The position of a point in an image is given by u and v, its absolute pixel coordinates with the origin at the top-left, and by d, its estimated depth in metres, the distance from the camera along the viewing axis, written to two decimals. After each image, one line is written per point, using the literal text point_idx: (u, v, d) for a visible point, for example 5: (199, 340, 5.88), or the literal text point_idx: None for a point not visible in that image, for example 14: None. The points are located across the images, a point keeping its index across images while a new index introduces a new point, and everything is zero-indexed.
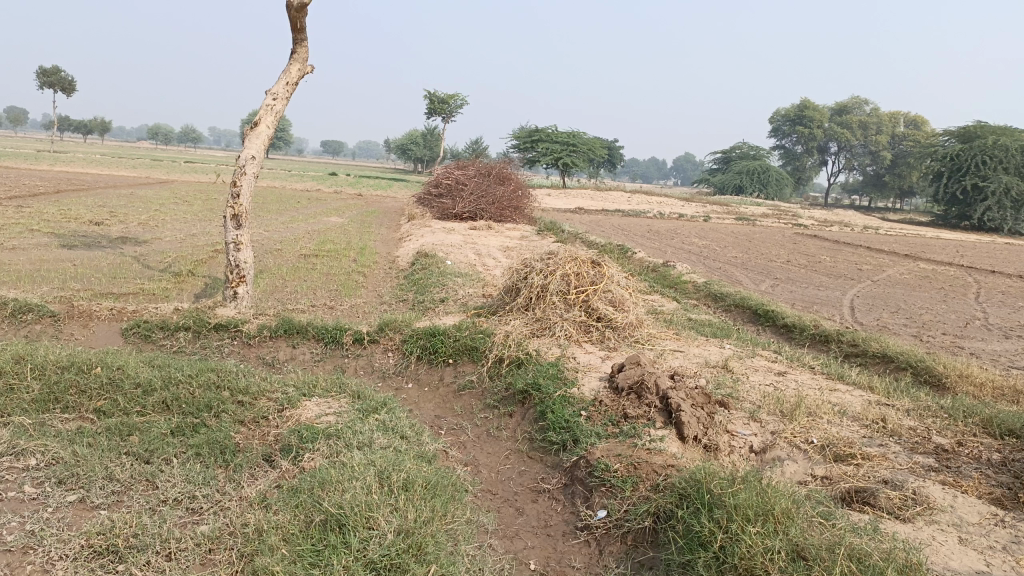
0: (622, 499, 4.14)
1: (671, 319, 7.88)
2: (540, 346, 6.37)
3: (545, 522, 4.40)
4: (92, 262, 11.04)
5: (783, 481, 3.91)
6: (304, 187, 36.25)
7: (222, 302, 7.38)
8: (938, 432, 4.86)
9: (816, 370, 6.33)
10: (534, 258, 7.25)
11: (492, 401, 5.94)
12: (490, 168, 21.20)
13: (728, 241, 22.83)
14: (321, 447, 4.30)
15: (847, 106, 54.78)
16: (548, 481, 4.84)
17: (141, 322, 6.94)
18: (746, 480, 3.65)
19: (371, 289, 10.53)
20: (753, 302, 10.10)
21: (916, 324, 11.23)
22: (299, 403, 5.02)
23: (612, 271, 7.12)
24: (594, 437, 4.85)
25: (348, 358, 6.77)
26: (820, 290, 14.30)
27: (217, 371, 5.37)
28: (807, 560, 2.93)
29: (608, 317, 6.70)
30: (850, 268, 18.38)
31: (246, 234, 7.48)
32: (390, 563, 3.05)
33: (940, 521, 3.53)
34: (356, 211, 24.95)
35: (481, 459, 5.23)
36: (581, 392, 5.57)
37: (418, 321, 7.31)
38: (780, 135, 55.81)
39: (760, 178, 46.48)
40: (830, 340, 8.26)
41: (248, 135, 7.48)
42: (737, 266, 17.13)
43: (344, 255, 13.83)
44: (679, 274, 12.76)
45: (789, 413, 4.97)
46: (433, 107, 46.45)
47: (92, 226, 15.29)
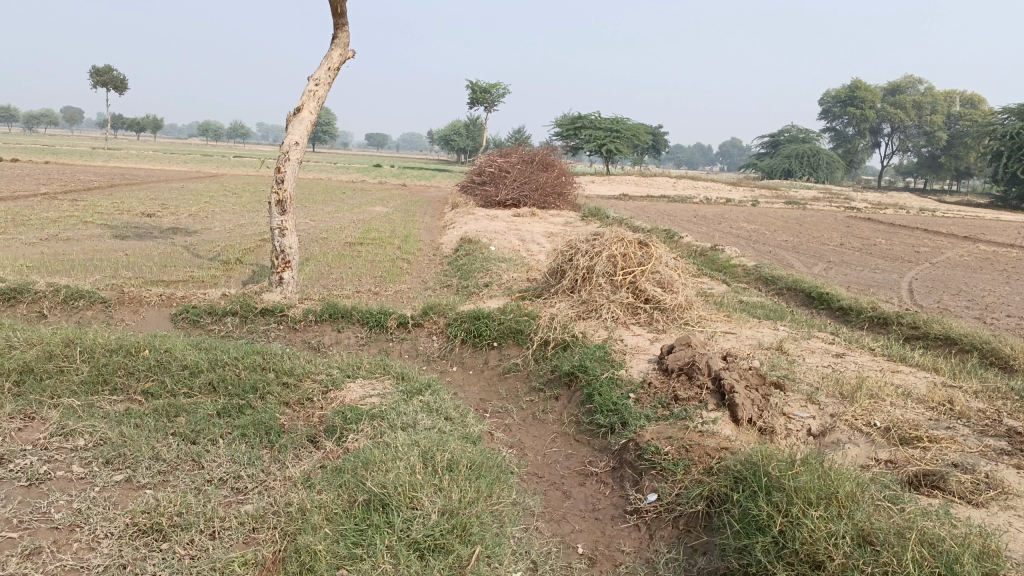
0: (674, 482, 3.99)
1: (721, 301, 7.65)
2: (586, 328, 6.23)
3: (594, 507, 4.28)
4: (145, 252, 11.25)
5: (844, 463, 3.71)
6: (350, 178, 36.57)
7: (268, 287, 7.41)
8: (1010, 414, 4.58)
9: (876, 351, 6.06)
10: (579, 240, 7.09)
11: (538, 384, 5.83)
12: (534, 155, 21.02)
13: (778, 226, 22.29)
14: (365, 428, 4.24)
15: (902, 86, 53.01)
16: (596, 464, 4.72)
17: (190, 307, 7.01)
18: (806, 462, 3.47)
19: (415, 275, 10.50)
20: (806, 284, 9.79)
21: (979, 306, 10.75)
22: (343, 385, 4.98)
23: (660, 252, 6.92)
24: (643, 419, 4.70)
25: (393, 342, 6.74)
26: (875, 273, 13.82)
27: (262, 354, 5.37)
28: (875, 544, 2.74)
29: (657, 298, 6.51)
30: (906, 250, 17.75)
31: (291, 219, 7.48)
32: (433, 544, 2.96)
33: (1017, 506, 3.31)
34: (401, 201, 25.05)
35: (528, 443, 5.13)
36: (629, 374, 5.42)
37: (462, 305, 7.24)
38: (831, 118, 54.33)
39: (811, 162, 45.35)
40: (888, 322, 7.94)
41: (292, 120, 7.48)
42: (788, 250, 16.68)
43: (389, 243, 13.86)
44: (729, 257, 12.46)
45: (850, 395, 4.73)
46: (478, 98, 46.35)
47: (144, 218, 15.61)
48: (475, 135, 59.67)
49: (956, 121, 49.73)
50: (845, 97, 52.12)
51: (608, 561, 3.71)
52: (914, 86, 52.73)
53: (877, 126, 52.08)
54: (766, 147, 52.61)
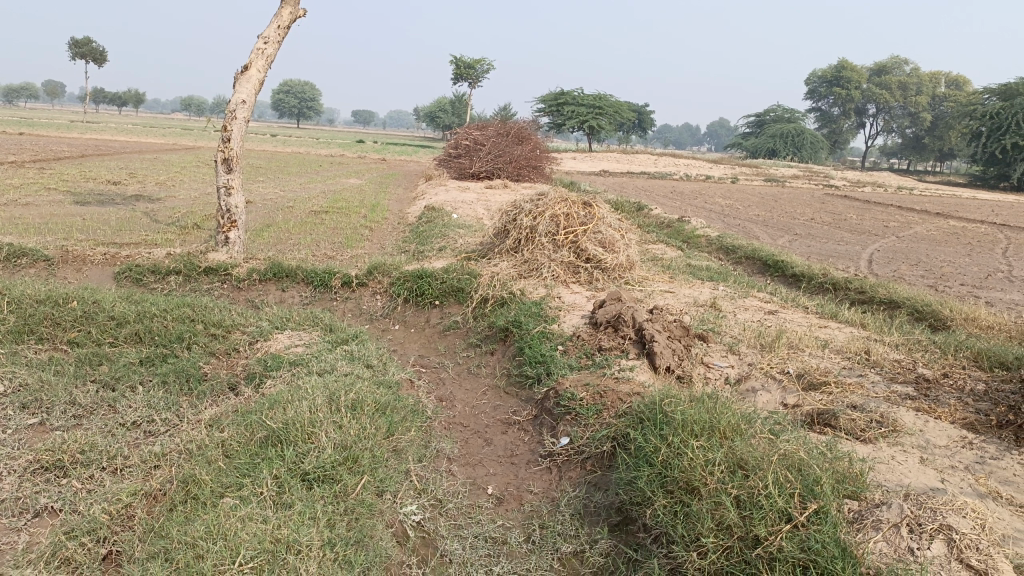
0: (585, 426, 4.06)
1: (669, 264, 7.69)
2: (526, 286, 6.27)
3: (512, 452, 4.33)
4: (103, 217, 11.17)
5: (746, 406, 3.80)
6: (329, 152, 36.29)
7: (214, 247, 7.40)
8: (923, 364, 4.68)
9: (811, 310, 6.13)
10: (524, 200, 7.13)
11: (475, 339, 5.87)
12: (508, 128, 20.78)
13: (753, 202, 22.31)
14: (283, 374, 4.28)
15: (886, 65, 52.86)
16: (520, 414, 4.78)
17: (133, 265, 6.99)
18: (703, 401, 3.54)
19: (374, 241, 10.46)
20: (763, 252, 9.82)
21: (936, 276, 10.83)
22: (270, 336, 5.02)
23: (603, 213, 6.98)
24: (566, 369, 4.77)
25: (336, 301, 6.74)
26: (840, 245, 13.88)
27: (193, 307, 5.38)
28: (746, 471, 2.82)
29: (598, 257, 6.58)
30: (876, 225, 17.82)
31: (237, 178, 7.47)
32: (323, 474, 3.02)
33: (904, 443, 3.41)
34: (377, 174, 24.91)
35: (458, 394, 5.18)
36: (560, 328, 5.48)
37: (408, 265, 7.25)
38: (816, 97, 54.16)
39: (794, 141, 45.38)
40: (836, 288, 8.01)
41: (239, 78, 7.42)
42: (758, 223, 16.72)
43: (355, 211, 13.80)
44: (694, 227, 12.47)
45: (769, 346, 4.83)
46: (459, 72, 45.87)
47: (109, 186, 15.47)
48: (459, 111, 59.06)
49: (939, 102, 49.85)
50: (830, 76, 51.95)
51: (515, 500, 3.77)
52: (899, 65, 52.59)
53: (861, 106, 51.99)
54: (749, 126, 52.49)
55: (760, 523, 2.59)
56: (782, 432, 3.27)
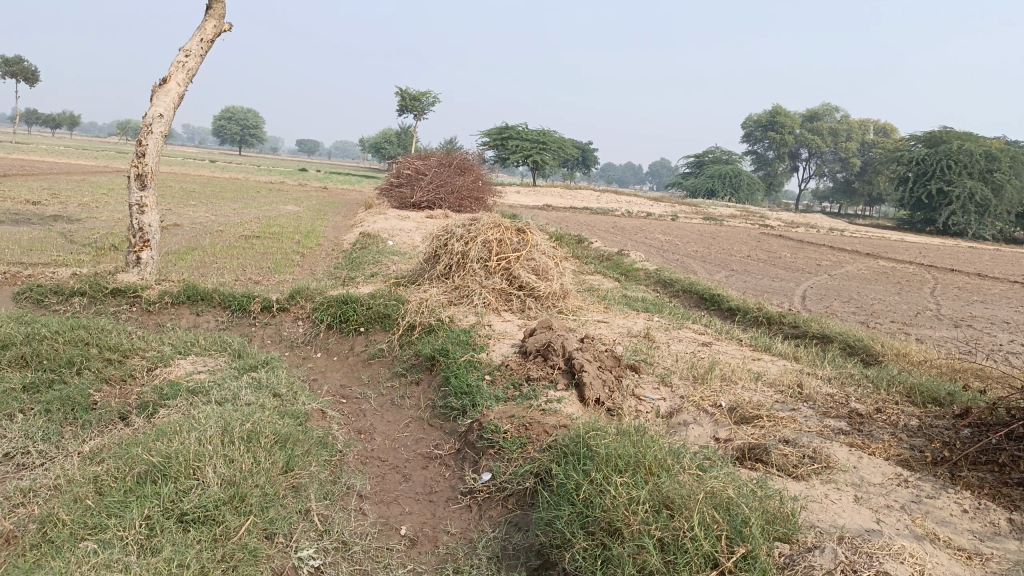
0: (508, 461, 3.80)
1: (604, 295, 7.55)
2: (456, 313, 6.02)
3: (430, 490, 4.03)
4: (13, 236, 10.52)
5: (676, 440, 3.60)
6: (269, 180, 35.57)
7: (124, 268, 6.96)
8: (857, 399, 4.58)
9: (745, 342, 6.03)
10: (456, 225, 6.92)
11: (400, 368, 5.56)
12: (451, 159, 20.53)
13: (692, 238, 22.55)
14: (179, 403, 3.92)
15: (819, 112, 54.83)
16: (441, 447, 4.48)
17: (34, 285, 6.49)
18: (631, 435, 3.33)
19: (304, 267, 10.07)
20: (700, 286, 9.78)
21: (866, 313, 10.98)
22: (171, 362, 4.65)
23: (537, 240, 6.82)
24: (492, 399, 4.51)
25: (255, 327, 6.35)
26: (775, 281, 14.03)
27: (89, 329, 4.97)
28: (672, 510, 2.61)
29: (531, 285, 6.38)
30: (810, 263, 18.16)
31: (152, 195, 7.10)
32: (203, 515, 2.69)
33: (838, 480, 3.25)
34: (316, 201, 24.45)
35: (378, 426, 4.85)
36: (488, 357, 5.23)
37: (334, 291, 6.92)
38: (753, 140, 55.72)
39: (732, 182, 46.47)
40: (771, 322, 7.97)
41: (156, 92, 7.14)
42: (696, 259, 16.84)
43: (288, 237, 13.36)
44: (632, 260, 12.42)
45: (702, 378, 4.67)
46: (405, 104, 45.71)
47: (26, 206, 14.71)
48: (404, 144, 58.87)
49: (869, 148, 51.82)
50: (765, 121, 53.09)
51: (429, 543, 3.47)
52: (831, 112, 54.61)
53: (796, 150, 53.65)
54: (690, 166, 53.59)
55: (684, 569, 2.40)
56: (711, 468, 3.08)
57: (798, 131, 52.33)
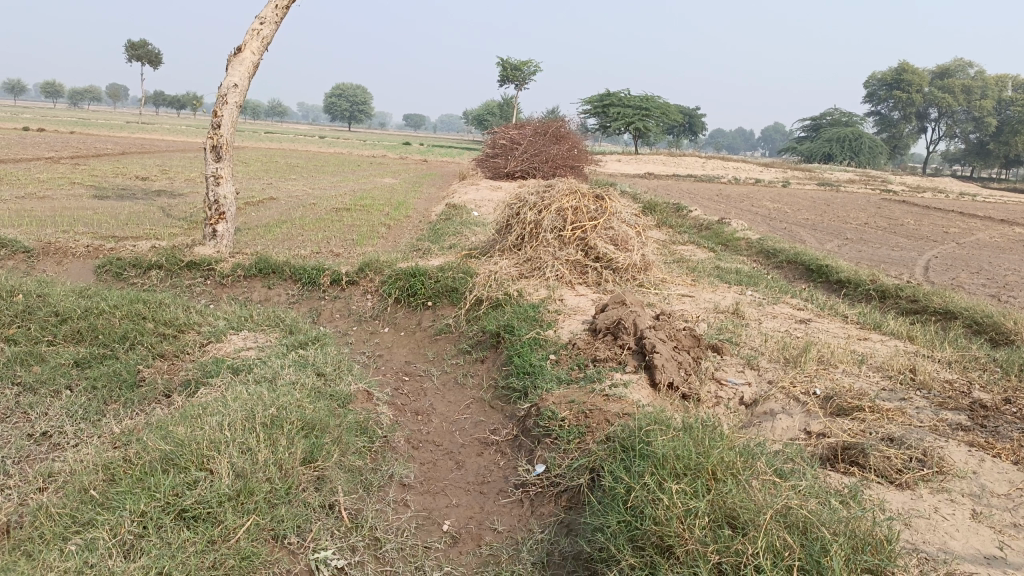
0: (564, 452, 3.39)
1: (694, 267, 6.96)
2: (526, 287, 5.65)
3: (482, 478, 3.68)
4: (116, 211, 10.87)
5: (755, 437, 3.09)
6: (373, 153, 36.08)
7: (202, 241, 6.99)
8: (981, 387, 3.89)
9: (850, 319, 5.36)
10: (530, 192, 6.51)
11: (465, 345, 5.23)
12: (547, 127, 19.77)
13: (803, 205, 21.20)
14: (220, 381, 3.74)
15: (949, 68, 50.55)
16: (499, 433, 4.12)
17: (115, 259, 6.57)
18: (697, 429, 2.86)
19: (389, 238, 9.91)
20: (807, 256, 8.97)
21: (1000, 285, 9.84)
22: (224, 338, 4.50)
23: (617, 207, 6.33)
24: (553, 382, 4.11)
25: (325, 300, 6.17)
26: (893, 251, 12.88)
27: (148, 303, 4.90)
28: (734, 529, 2.16)
29: (608, 256, 5.92)
30: (935, 231, 16.65)
31: (227, 167, 7.10)
32: (204, 512, 2.47)
33: (952, 491, 2.67)
34: (414, 174, 24.52)
35: (437, 408, 4.54)
36: (556, 334, 4.82)
37: (404, 263, 6.67)
38: (874, 100, 52.10)
39: (851, 145, 43.64)
40: (885, 296, 7.17)
41: (232, 61, 7.04)
42: (806, 227, 15.74)
43: (378, 209, 13.30)
44: (734, 229, 11.62)
45: (794, 360, 4.10)
46: (506, 74, 45.21)
47: (136, 181, 15.31)
48: (505, 114, 58.45)
49: (1006, 106, 47.53)
50: (890, 79, 49.82)
51: (471, 540, 3.11)
52: (962, 68, 50.28)
53: (922, 110, 49.82)
54: (804, 130, 50.75)
55: None
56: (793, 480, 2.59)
57: (924, 89, 48.73)
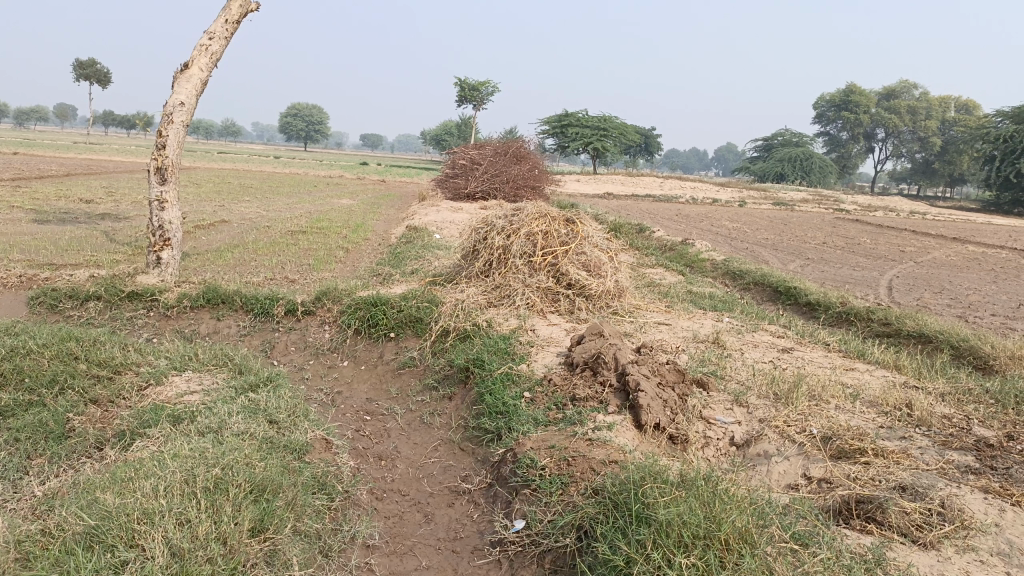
0: (546, 507, 3.07)
1: (666, 291, 6.73)
2: (495, 316, 5.34)
3: (454, 534, 3.32)
4: (56, 235, 10.27)
5: (758, 490, 2.81)
6: (330, 174, 35.52)
7: (145, 269, 6.55)
8: (981, 422, 3.69)
9: (832, 346, 5.17)
10: (497, 216, 6.22)
11: (432, 381, 4.88)
12: (507, 147, 19.57)
13: (761, 225, 21.32)
14: (159, 432, 3.34)
15: (895, 90, 51.86)
16: (471, 480, 3.78)
17: (49, 289, 6.08)
18: (698, 485, 2.56)
19: (347, 263, 9.51)
20: (774, 278, 8.84)
21: (963, 305, 9.82)
22: (165, 380, 4.09)
23: (588, 231, 6.08)
24: (530, 424, 3.79)
25: (279, 332, 5.77)
26: (855, 270, 12.89)
27: (81, 340, 4.47)
28: None
29: (580, 283, 5.65)
30: (892, 250, 16.79)
31: (173, 191, 6.68)
32: None
33: (981, 550, 2.42)
34: (372, 194, 24.09)
35: (402, 452, 4.17)
36: (529, 369, 4.50)
37: (364, 291, 6.31)
38: (823, 121, 53.24)
39: (803, 165, 44.40)
40: (857, 319, 7.03)
41: (178, 78, 6.64)
42: (767, 247, 15.74)
43: (336, 232, 12.88)
44: (698, 250, 11.48)
45: (786, 397, 3.85)
46: (464, 95, 45.03)
47: (80, 204, 14.64)
48: (463, 135, 58.25)
49: (949, 127, 48.97)
50: (839, 101, 50.95)
51: None
52: (908, 90, 51.58)
53: (870, 131, 50.99)
54: (757, 150, 51.57)
55: None
56: (810, 549, 2.30)
57: (872, 110, 49.94)
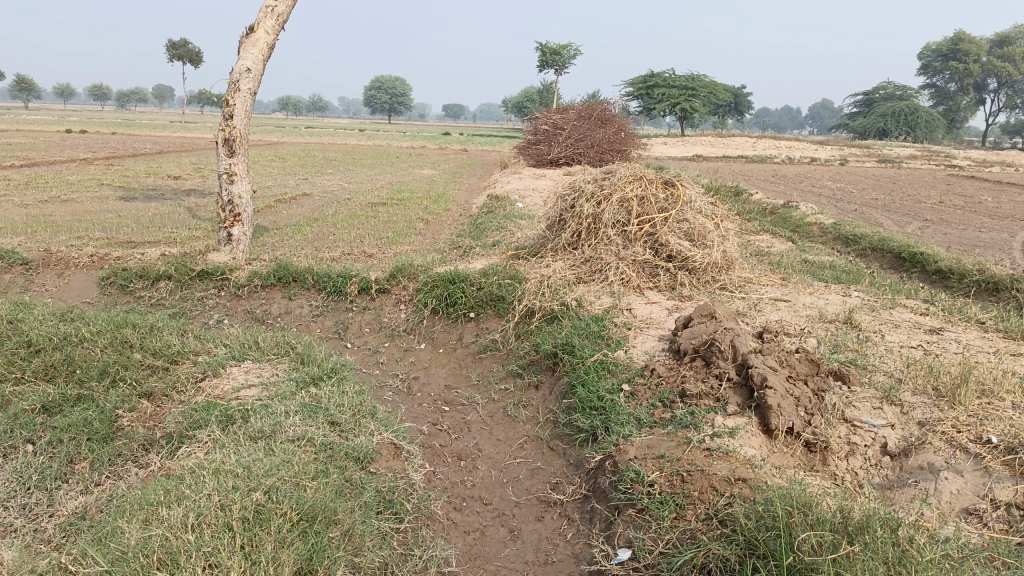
0: (657, 536, 2.49)
1: (778, 262, 5.98)
2: (587, 294, 4.76)
3: (546, 557, 2.78)
4: (140, 213, 10.22)
5: (945, 533, 2.16)
6: (412, 144, 35.38)
7: (216, 247, 6.27)
8: None
9: (987, 325, 4.36)
10: (585, 181, 5.60)
11: (517, 367, 4.34)
12: (591, 111, 18.71)
13: (867, 184, 19.78)
14: (207, 438, 2.93)
15: (1009, 35, 47.52)
16: (563, 490, 3.23)
17: (120, 269, 5.84)
18: (870, 540, 1.93)
19: (427, 234, 9.08)
20: (896, 243, 7.88)
21: None
22: (223, 371, 3.70)
23: (691, 194, 5.38)
24: (631, 425, 3.21)
25: (352, 312, 5.34)
26: (982, 232, 11.58)
27: (139, 327, 4.14)
28: None
29: (683, 255, 4.99)
30: (1018, 208, 15.17)
31: (242, 163, 6.35)
32: None
33: None
34: (454, 164, 23.63)
35: (484, 451, 3.66)
36: (628, 356, 3.90)
37: (442, 266, 5.81)
38: (929, 72, 49.47)
39: (907, 120, 41.37)
40: (1002, 289, 6.10)
41: (244, 42, 6.26)
42: (876, 208, 14.46)
43: (416, 203, 12.48)
44: (803, 212, 10.51)
45: (950, 392, 3.12)
46: (546, 60, 43.88)
47: (168, 181, 14.75)
48: (545, 100, 57.19)
49: None
50: (947, 49, 47.13)
51: None
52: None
53: (981, 81, 47.02)
54: (856, 106, 48.49)
55: None
56: None
57: (983, 58, 46.01)
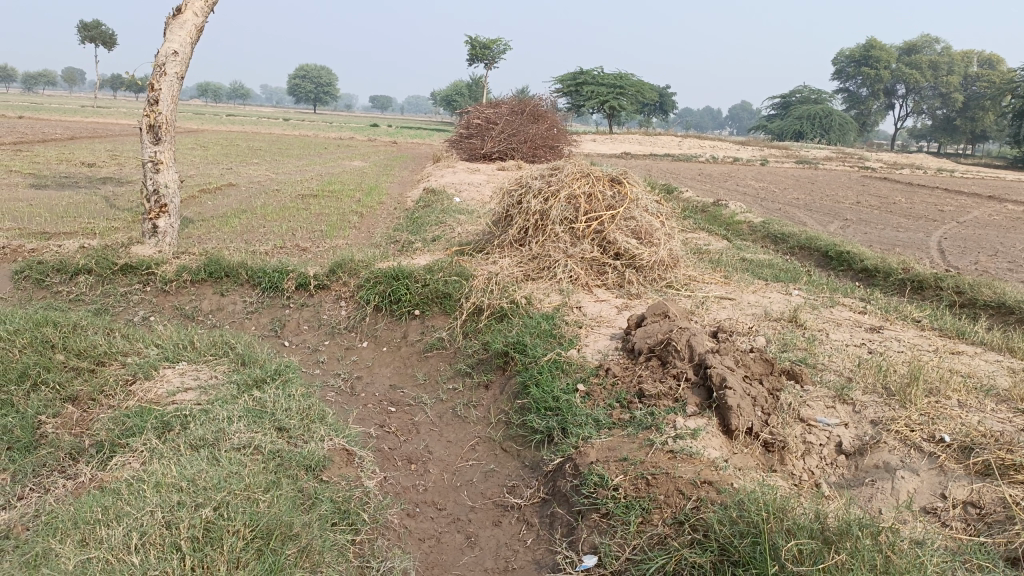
0: (624, 541, 2.43)
1: (718, 260, 6.05)
2: (535, 292, 4.69)
3: (505, 564, 2.69)
4: (52, 202, 9.63)
5: (916, 537, 2.18)
6: (340, 136, 34.69)
7: (140, 239, 5.93)
8: None
9: (922, 323, 4.49)
10: (532, 176, 5.53)
11: (465, 366, 4.24)
12: (524, 106, 18.67)
13: (789, 184, 20.38)
14: (143, 447, 2.72)
15: (917, 44, 49.80)
16: (520, 493, 3.14)
17: (34, 262, 5.46)
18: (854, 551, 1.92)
19: (362, 228, 8.85)
20: (823, 242, 8.09)
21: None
22: (156, 373, 3.46)
23: (637, 192, 5.38)
24: (590, 426, 3.15)
25: (290, 309, 5.13)
26: (899, 232, 12.03)
27: (60, 326, 3.85)
28: None
29: (631, 253, 4.98)
30: (929, 209, 15.88)
31: (168, 151, 6.03)
32: None
33: None
34: (384, 157, 23.23)
35: (434, 454, 3.54)
36: (581, 355, 3.85)
37: (383, 261, 5.64)
38: (843, 77, 51.39)
39: (823, 123, 42.87)
40: (926, 288, 6.32)
41: (170, 23, 5.94)
42: (799, 207, 14.88)
43: (348, 196, 12.19)
44: (733, 211, 10.71)
45: (899, 391, 3.18)
46: (475, 53, 43.65)
47: (82, 169, 13.98)
48: (475, 95, 56.98)
49: (972, 82, 46.51)
50: (860, 56, 49.03)
51: None
52: (929, 44, 49.49)
53: (891, 87, 49.15)
54: (775, 108, 50.02)
55: None
56: None
57: (893, 66, 48.05)
